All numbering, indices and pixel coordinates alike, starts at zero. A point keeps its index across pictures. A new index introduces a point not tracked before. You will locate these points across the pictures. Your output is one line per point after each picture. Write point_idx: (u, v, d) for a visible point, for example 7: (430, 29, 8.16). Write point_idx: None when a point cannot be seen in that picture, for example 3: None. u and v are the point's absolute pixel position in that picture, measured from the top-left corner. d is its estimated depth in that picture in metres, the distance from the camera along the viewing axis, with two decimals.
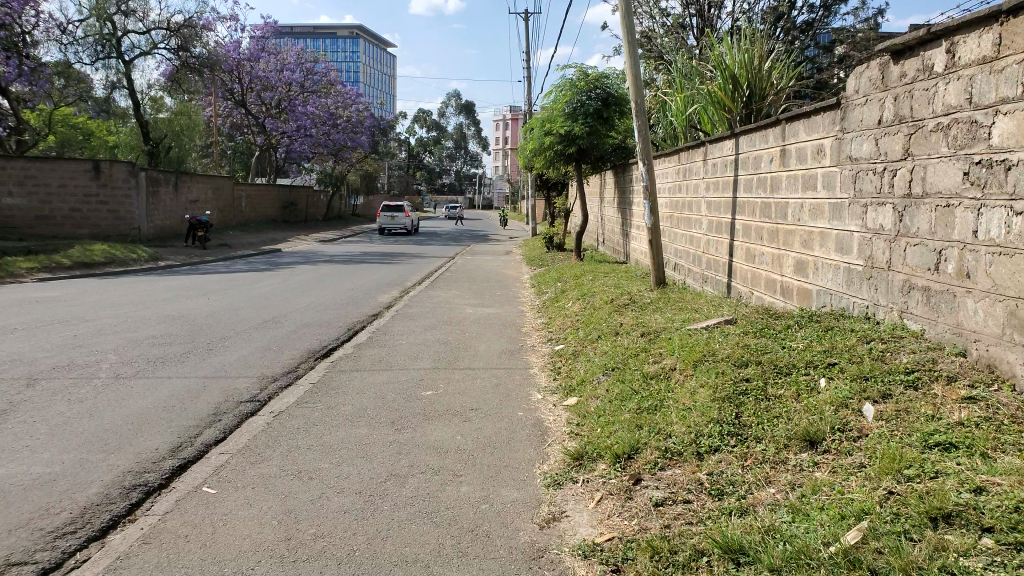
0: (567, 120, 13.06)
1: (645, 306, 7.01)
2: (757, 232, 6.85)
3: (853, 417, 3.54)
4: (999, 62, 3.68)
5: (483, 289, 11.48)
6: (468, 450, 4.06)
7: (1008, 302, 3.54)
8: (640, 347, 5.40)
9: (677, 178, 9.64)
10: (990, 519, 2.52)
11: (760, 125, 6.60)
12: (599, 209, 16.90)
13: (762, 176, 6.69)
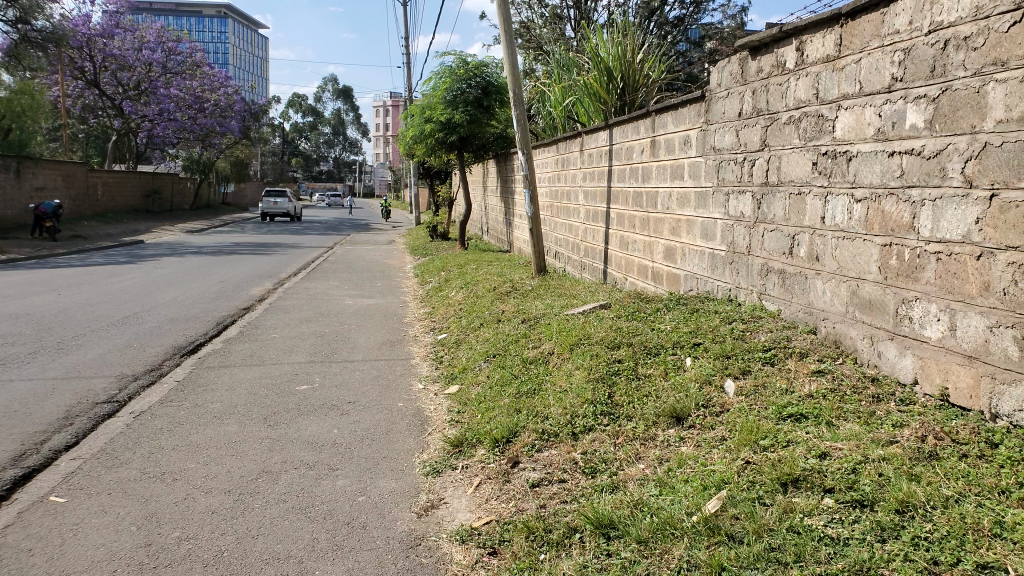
0: (447, 107, 13.07)
1: (527, 294, 7.15)
2: (629, 220, 7.12)
3: (715, 394, 3.79)
4: (842, 60, 4.04)
5: (366, 279, 11.31)
6: (343, 443, 4.03)
7: (851, 283, 3.98)
8: (521, 333, 5.51)
9: (556, 167, 9.86)
10: (830, 481, 2.90)
11: (632, 116, 6.84)
12: (484, 198, 17.04)
13: (634, 166, 6.94)
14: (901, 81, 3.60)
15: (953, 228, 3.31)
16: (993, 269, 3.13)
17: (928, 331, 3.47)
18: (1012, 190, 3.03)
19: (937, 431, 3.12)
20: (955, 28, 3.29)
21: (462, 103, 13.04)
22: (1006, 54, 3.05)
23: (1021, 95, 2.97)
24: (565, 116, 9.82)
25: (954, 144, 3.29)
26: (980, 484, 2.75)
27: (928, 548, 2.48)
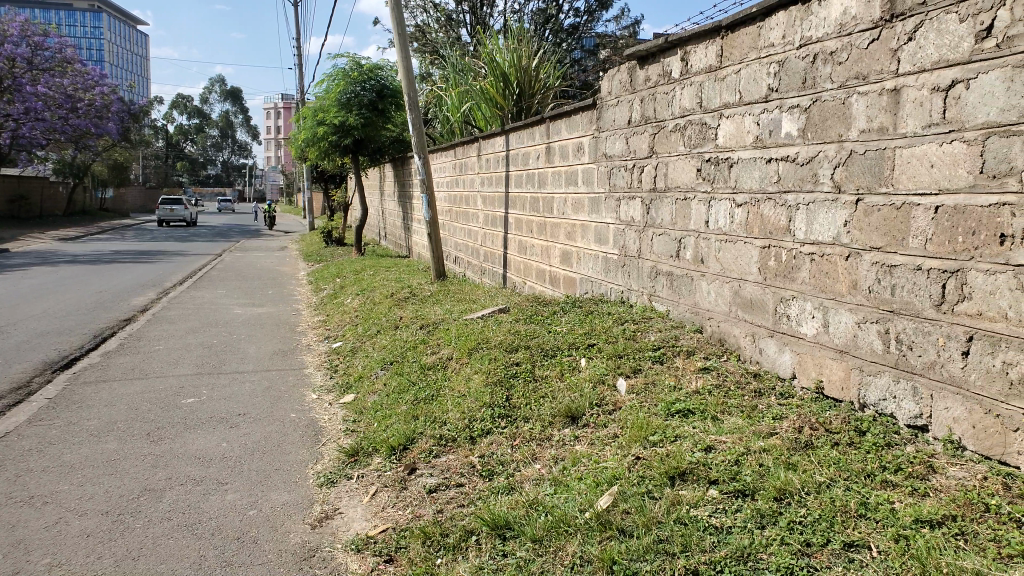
0: (341, 109, 12.92)
1: (426, 300, 7.15)
2: (527, 225, 7.23)
3: (608, 393, 3.92)
4: (723, 70, 4.25)
5: (257, 287, 10.95)
6: (232, 456, 3.90)
7: (733, 283, 4.21)
8: (419, 339, 5.50)
9: (453, 171, 9.88)
10: (715, 473, 3.06)
11: (527, 122, 6.94)
12: (380, 202, 16.83)
13: (530, 171, 7.05)
14: (776, 91, 3.85)
15: (824, 231, 3.60)
16: (859, 268, 3.43)
17: (804, 328, 3.75)
18: (874, 195, 3.33)
19: (812, 422, 3.37)
20: (822, 43, 3.56)
21: (356, 105, 12.98)
22: (867, 68, 3.34)
23: (880, 106, 3.28)
24: (461, 121, 9.87)
25: (824, 151, 3.56)
26: (849, 469, 2.99)
27: (802, 531, 2.68)
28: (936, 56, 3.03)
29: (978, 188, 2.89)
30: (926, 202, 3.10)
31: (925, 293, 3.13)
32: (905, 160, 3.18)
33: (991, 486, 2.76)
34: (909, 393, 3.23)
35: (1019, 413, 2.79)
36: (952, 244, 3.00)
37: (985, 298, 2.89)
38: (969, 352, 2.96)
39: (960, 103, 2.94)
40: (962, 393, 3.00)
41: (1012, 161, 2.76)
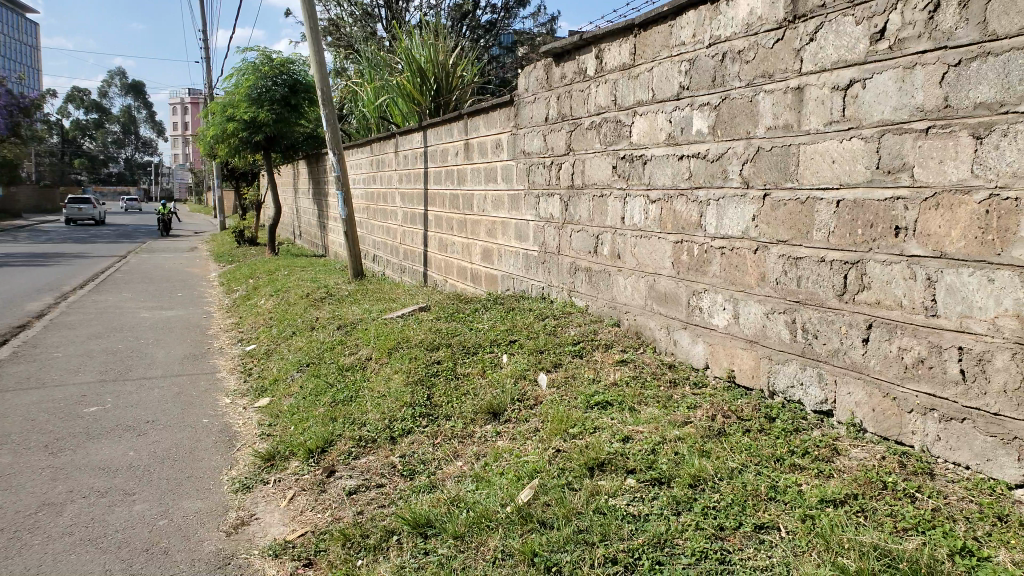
0: (251, 105, 12.53)
1: (343, 299, 7.03)
2: (447, 222, 7.20)
3: (530, 387, 3.96)
4: (636, 68, 4.33)
5: (164, 288, 10.54)
6: (140, 465, 3.76)
7: (649, 277, 4.31)
8: (337, 340, 5.40)
9: (371, 168, 9.73)
10: (632, 463, 3.15)
11: (447, 118, 6.89)
12: (293, 199, 16.40)
13: (449, 168, 7.02)
14: (687, 89, 3.96)
15: (734, 226, 3.72)
16: (767, 261, 3.56)
17: (716, 319, 3.88)
18: (780, 190, 3.47)
19: (724, 410, 3.50)
20: (730, 42, 3.67)
21: (267, 101, 12.59)
22: (772, 68, 3.47)
23: (785, 104, 3.41)
24: (377, 116, 9.72)
25: (733, 148, 3.68)
26: (759, 454, 3.12)
27: (716, 515, 2.78)
28: (835, 57, 3.18)
29: (875, 182, 3.05)
30: (828, 196, 3.24)
31: (828, 284, 3.28)
32: (808, 157, 3.32)
33: (888, 465, 2.94)
34: (814, 380, 3.39)
35: (913, 395, 2.99)
36: (852, 237, 3.16)
37: (883, 288, 3.06)
38: (868, 339, 3.14)
39: (858, 103, 3.10)
40: (863, 377, 3.19)
41: (904, 158, 2.93)
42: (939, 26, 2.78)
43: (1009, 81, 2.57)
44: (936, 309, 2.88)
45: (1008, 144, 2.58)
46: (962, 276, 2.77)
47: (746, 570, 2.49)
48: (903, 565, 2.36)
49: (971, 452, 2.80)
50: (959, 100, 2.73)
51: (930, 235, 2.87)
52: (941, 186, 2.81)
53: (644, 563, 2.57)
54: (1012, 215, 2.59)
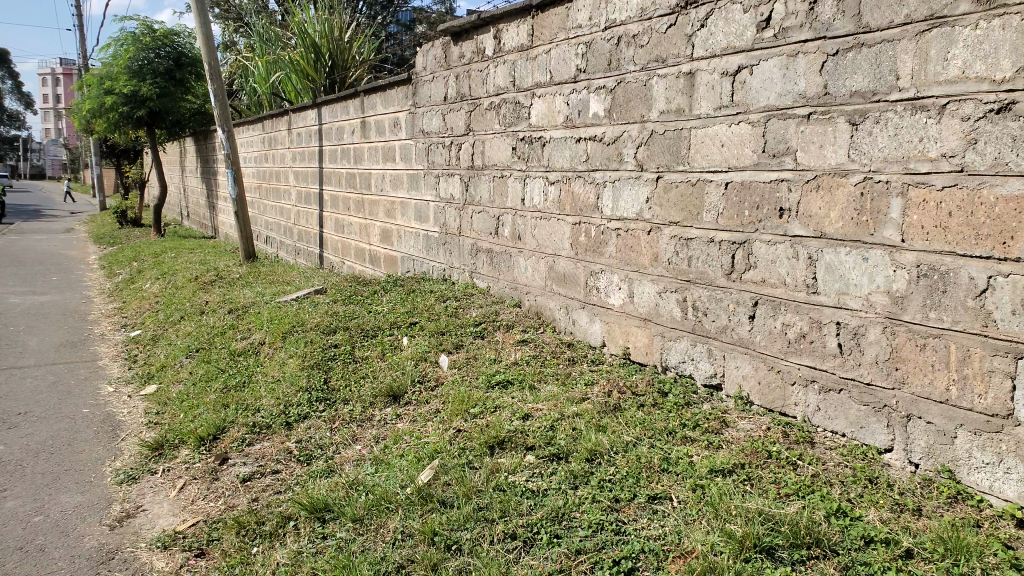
0: (131, 78, 11.90)
1: (234, 283, 6.80)
2: (344, 203, 7.08)
3: (431, 369, 3.96)
4: (534, 49, 4.35)
5: (42, 273, 9.86)
6: (12, 460, 3.55)
7: (548, 258, 4.38)
8: (228, 325, 5.22)
9: (263, 146, 9.41)
10: (531, 440, 3.21)
11: (340, 95, 6.76)
12: (182, 177, 15.69)
13: (345, 147, 6.89)
14: (584, 72, 4.01)
15: (629, 207, 3.81)
16: (659, 242, 3.67)
17: (612, 299, 3.98)
18: (673, 173, 3.57)
19: (621, 386, 3.60)
20: (625, 26, 3.73)
21: (150, 74, 12.03)
22: (665, 52, 3.55)
23: (677, 89, 3.50)
24: (270, 93, 9.54)
25: (628, 131, 3.76)
26: (653, 428, 3.24)
27: (611, 488, 2.88)
28: (724, 43, 3.28)
29: (761, 165, 3.18)
30: (717, 179, 3.36)
31: (716, 263, 3.41)
32: (699, 140, 3.43)
33: (772, 435, 3.12)
34: (704, 355, 3.54)
35: (796, 367, 3.17)
36: (740, 218, 3.29)
37: (767, 267, 3.21)
38: (754, 316, 3.29)
39: (745, 88, 3.22)
40: (749, 352, 3.34)
41: (788, 142, 3.07)
42: (819, 17, 2.92)
43: (880, 71, 2.74)
44: (816, 286, 3.04)
45: (880, 130, 2.75)
46: (840, 255, 2.94)
47: (640, 540, 2.58)
48: (784, 527, 2.51)
49: (846, 420, 3.02)
50: (837, 88, 2.88)
51: (810, 216, 3.03)
52: (821, 170, 2.97)
53: (542, 538, 2.63)
54: (883, 198, 2.77)
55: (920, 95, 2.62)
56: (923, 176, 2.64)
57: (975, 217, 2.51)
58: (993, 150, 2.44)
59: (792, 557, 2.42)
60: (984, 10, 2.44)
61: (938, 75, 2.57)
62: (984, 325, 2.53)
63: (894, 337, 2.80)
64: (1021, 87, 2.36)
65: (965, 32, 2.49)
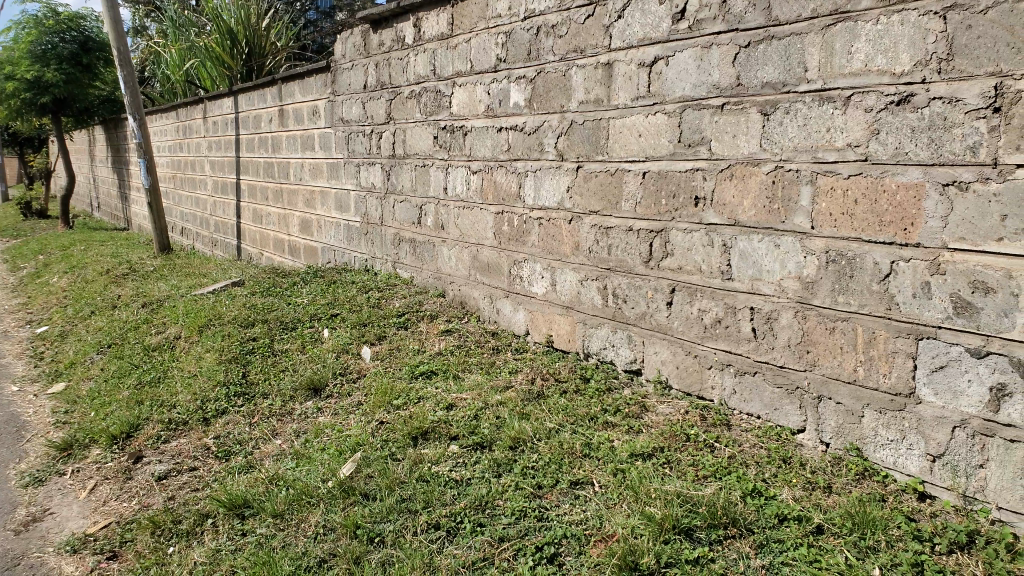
0: (35, 62, 11.34)
1: (148, 276, 6.64)
2: (262, 192, 7.04)
3: (353, 361, 3.96)
4: (455, 38, 4.36)
5: None
6: None
7: (472, 248, 4.42)
8: (142, 319, 5.07)
9: (176, 134, 9.23)
10: (455, 429, 3.22)
11: (257, 82, 6.65)
12: (92, 168, 15.15)
13: (263, 135, 6.81)
14: (504, 62, 4.03)
15: (550, 197, 3.85)
16: (580, 231, 3.72)
17: (535, 287, 4.03)
18: (593, 162, 3.62)
19: (544, 373, 3.66)
20: (544, 16, 3.75)
21: (55, 59, 11.51)
22: (583, 43, 3.58)
23: (596, 79, 3.54)
24: (185, 80, 9.61)
25: (548, 121, 3.80)
26: (575, 414, 3.28)
27: (534, 475, 2.90)
28: (641, 35, 3.32)
29: (677, 155, 3.24)
30: (635, 168, 3.42)
31: (635, 251, 3.47)
32: (618, 130, 3.47)
33: (691, 418, 3.20)
34: (624, 341, 3.61)
35: (712, 352, 3.25)
36: (657, 207, 3.35)
37: (684, 254, 3.28)
38: (672, 302, 3.37)
39: (662, 79, 3.27)
40: (667, 338, 3.42)
41: (703, 132, 3.14)
42: (731, 9, 2.99)
43: (790, 63, 2.81)
44: (730, 273, 3.12)
45: (790, 121, 2.83)
46: (753, 242, 3.02)
47: (563, 525, 2.61)
48: (702, 509, 2.57)
49: (760, 402, 3.11)
50: (749, 79, 2.95)
51: (724, 205, 3.10)
52: (734, 159, 3.04)
53: (466, 527, 2.63)
54: (793, 186, 2.85)
55: (826, 87, 2.71)
56: (830, 165, 2.73)
57: (878, 204, 2.61)
58: (895, 140, 2.54)
59: (709, 537, 2.48)
60: (884, 6, 2.53)
61: (843, 68, 2.65)
62: (888, 308, 2.63)
63: (805, 320, 2.89)
64: (919, 80, 2.46)
65: (867, 27, 2.58)
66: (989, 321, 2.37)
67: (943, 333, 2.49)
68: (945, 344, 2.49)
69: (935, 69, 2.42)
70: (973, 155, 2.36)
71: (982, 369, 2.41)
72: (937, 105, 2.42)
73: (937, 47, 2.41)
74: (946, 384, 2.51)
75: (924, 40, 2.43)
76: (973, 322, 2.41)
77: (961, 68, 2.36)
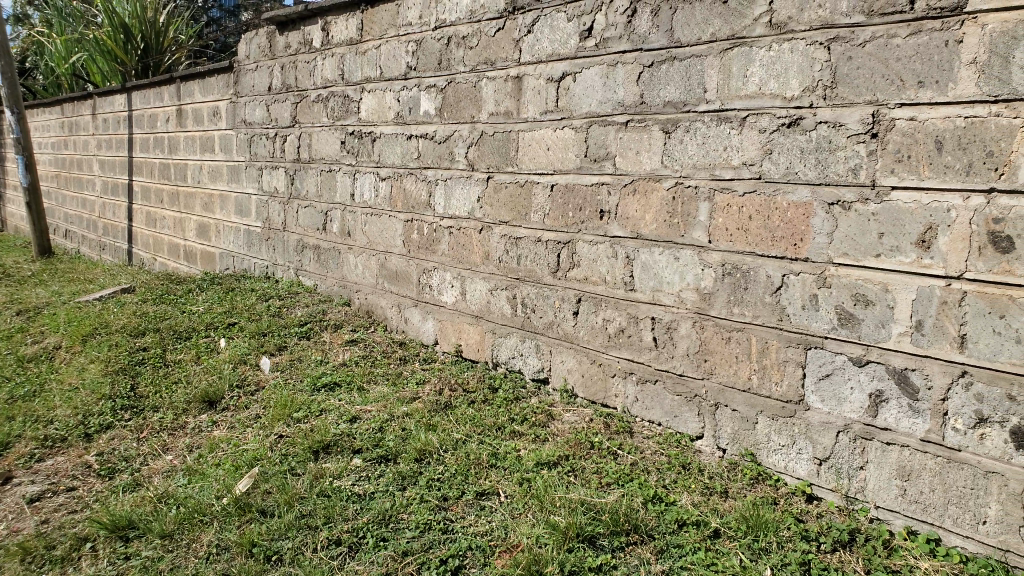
0: None
1: (24, 282, 6.18)
2: (156, 195, 6.71)
3: (251, 372, 3.81)
4: (364, 44, 4.32)
5: None
6: None
7: (379, 256, 4.37)
8: (16, 328, 4.70)
9: (61, 131, 8.68)
10: (359, 442, 3.15)
11: (153, 80, 6.36)
12: None
13: (158, 136, 6.51)
14: (414, 70, 4.02)
15: (460, 206, 3.86)
16: (490, 241, 3.74)
17: (445, 296, 4.01)
18: (502, 173, 3.65)
19: (451, 384, 3.64)
20: (455, 27, 3.77)
21: None
22: (493, 55, 3.62)
23: (506, 92, 3.58)
24: (71, 74, 9.12)
25: (459, 131, 3.81)
26: (482, 424, 3.27)
27: (440, 487, 2.87)
28: (549, 50, 3.39)
29: (584, 169, 3.31)
30: (544, 181, 3.47)
31: (543, 262, 3.52)
32: (527, 143, 3.52)
33: (595, 426, 3.25)
34: (532, 351, 3.65)
35: (616, 360, 3.33)
36: (564, 219, 3.42)
37: (590, 265, 3.35)
38: (578, 312, 3.43)
39: (569, 95, 3.34)
40: (573, 347, 3.48)
41: (608, 147, 3.22)
42: (636, 30, 3.09)
43: (690, 84, 2.94)
44: (633, 284, 3.21)
45: (689, 139, 2.95)
46: (654, 255, 3.12)
47: (468, 537, 2.59)
48: (605, 516, 2.61)
49: (661, 410, 3.20)
50: (652, 98, 3.06)
51: (628, 219, 3.19)
52: (638, 175, 3.14)
53: (368, 542, 2.56)
54: (692, 202, 2.97)
55: (723, 108, 2.84)
56: (727, 182, 2.86)
57: (771, 221, 2.75)
58: (786, 160, 2.69)
59: (612, 544, 2.52)
60: (776, 34, 2.68)
61: (739, 90, 2.79)
62: (780, 319, 2.77)
63: (703, 331, 3.00)
64: (807, 105, 2.62)
65: (760, 53, 2.72)
66: (868, 332, 2.53)
67: (829, 343, 2.65)
68: (831, 353, 2.65)
69: (821, 95, 2.58)
70: (855, 176, 2.52)
71: (864, 377, 2.57)
72: (823, 128, 2.58)
73: (823, 74, 2.57)
74: (832, 391, 2.66)
75: (812, 67, 2.59)
76: (854, 333, 2.57)
77: (844, 95, 2.53)
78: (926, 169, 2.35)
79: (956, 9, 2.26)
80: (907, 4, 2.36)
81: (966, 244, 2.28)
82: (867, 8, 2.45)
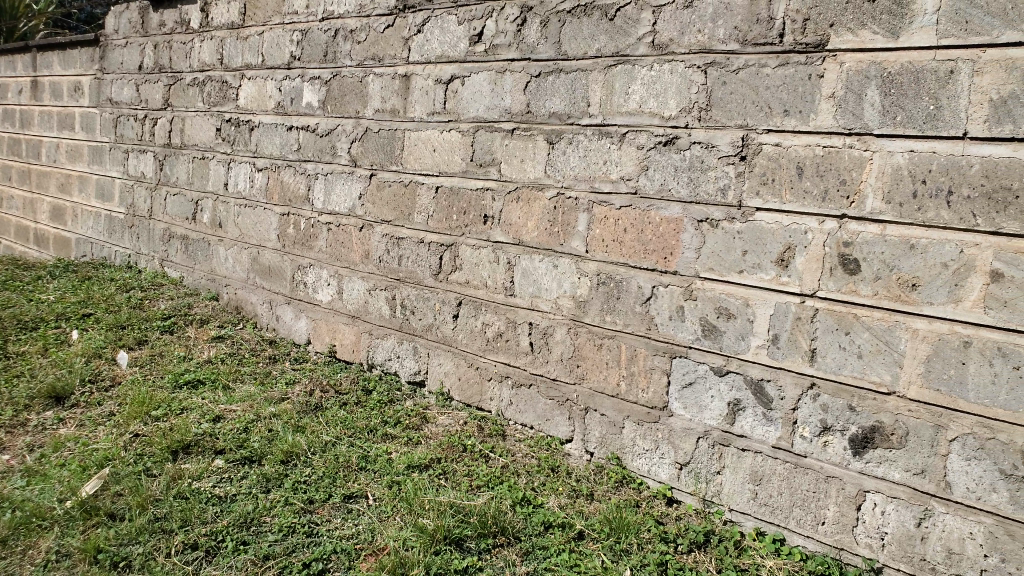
0: None
1: None
2: (4, 172, 6.21)
3: (106, 367, 3.60)
4: (245, 30, 4.16)
5: None
6: None
7: (252, 250, 4.22)
8: None
9: None
10: (221, 443, 3.03)
11: (5, 47, 5.89)
12: None
13: (10, 108, 6.03)
14: (298, 60, 3.92)
15: (341, 203, 3.79)
16: (371, 240, 3.69)
17: (320, 295, 3.93)
18: (386, 172, 3.61)
19: (323, 385, 3.57)
20: (343, 20, 3.71)
21: None
22: (382, 51, 3.58)
23: (393, 90, 3.54)
24: None
25: (342, 126, 3.75)
26: (354, 427, 3.23)
27: (306, 490, 2.80)
28: (439, 52, 3.38)
29: (468, 173, 3.33)
30: (428, 182, 3.46)
31: (424, 263, 3.51)
32: (413, 143, 3.50)
33: (468, 429, 3.27)
34: (409, 353, 3.63)
35: (493, 364, 3.36)
36: (448, 221, 3.42)
37: (471, 269, 3.37)
38: (457, 315, 3.44)
39: (457, 98, 3.34)
40: (451, 350, 3.49)
41: (493, 153, 3.25)
42: (525, 39, 3.13)
43: (575, 97, 3.01)
44: (513, 290, 3.25)
45: (572, 150, 3.02)
46: (534, 262, 3.17)
47: (333, 540, 2.54)
48: (474, 519, 2.63)
49: (535, 414, 3.26)
50: (538, 107, 3.11)
51: (511, 225, 3.23)
52: (521, 182, 3.18)
53: (227, 546, 2.47)
54: (572, 212, 3.04)
55: (605, 122, 2.93)
56: (604, 195, 2.95)
57: (644, 235, 2.85)
58: (660, 177, 2.80)
59: (478, 546, 2.54)
60: (657, 54, 2.78)
61: (621, 106, 2.88)
62: (648, 329, 2.88)
63: (577, 337, 3.08)
64: (683, 125, 2.74)
65: (642, 72, 2.82)
66: (729, 343, 2.68)
67: (693, 352, 2.78)
68: (694, 362, 2.78)
69: (696, 116, 2.70)
70: (723, 196, 2.66)
71: (723, 386, 2.71)
72: (697, 149, 2.70)
73: (699, 97, 2.69)
74: (694, 399, 2.79)
75: (689, 89, 2.71)
76: (716, 344, 2.71)
77: (716, 118, 2.65)
78: (788, 193, 2.51)
79: (819, 46, 2.42)
80: (777, 37, 2.50)
81: (819, 265, 2.45)
82: (741, 37, 2.58)
